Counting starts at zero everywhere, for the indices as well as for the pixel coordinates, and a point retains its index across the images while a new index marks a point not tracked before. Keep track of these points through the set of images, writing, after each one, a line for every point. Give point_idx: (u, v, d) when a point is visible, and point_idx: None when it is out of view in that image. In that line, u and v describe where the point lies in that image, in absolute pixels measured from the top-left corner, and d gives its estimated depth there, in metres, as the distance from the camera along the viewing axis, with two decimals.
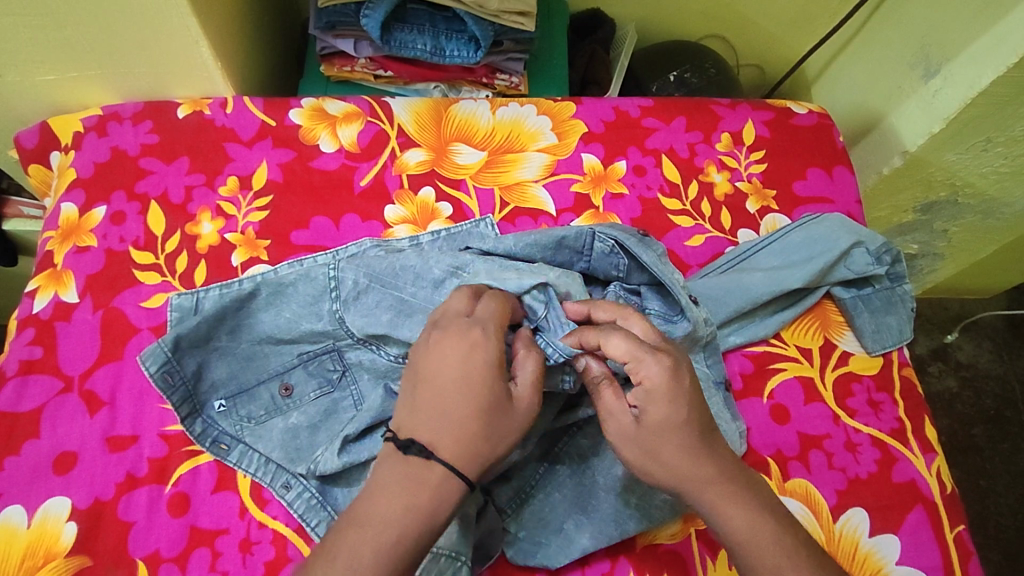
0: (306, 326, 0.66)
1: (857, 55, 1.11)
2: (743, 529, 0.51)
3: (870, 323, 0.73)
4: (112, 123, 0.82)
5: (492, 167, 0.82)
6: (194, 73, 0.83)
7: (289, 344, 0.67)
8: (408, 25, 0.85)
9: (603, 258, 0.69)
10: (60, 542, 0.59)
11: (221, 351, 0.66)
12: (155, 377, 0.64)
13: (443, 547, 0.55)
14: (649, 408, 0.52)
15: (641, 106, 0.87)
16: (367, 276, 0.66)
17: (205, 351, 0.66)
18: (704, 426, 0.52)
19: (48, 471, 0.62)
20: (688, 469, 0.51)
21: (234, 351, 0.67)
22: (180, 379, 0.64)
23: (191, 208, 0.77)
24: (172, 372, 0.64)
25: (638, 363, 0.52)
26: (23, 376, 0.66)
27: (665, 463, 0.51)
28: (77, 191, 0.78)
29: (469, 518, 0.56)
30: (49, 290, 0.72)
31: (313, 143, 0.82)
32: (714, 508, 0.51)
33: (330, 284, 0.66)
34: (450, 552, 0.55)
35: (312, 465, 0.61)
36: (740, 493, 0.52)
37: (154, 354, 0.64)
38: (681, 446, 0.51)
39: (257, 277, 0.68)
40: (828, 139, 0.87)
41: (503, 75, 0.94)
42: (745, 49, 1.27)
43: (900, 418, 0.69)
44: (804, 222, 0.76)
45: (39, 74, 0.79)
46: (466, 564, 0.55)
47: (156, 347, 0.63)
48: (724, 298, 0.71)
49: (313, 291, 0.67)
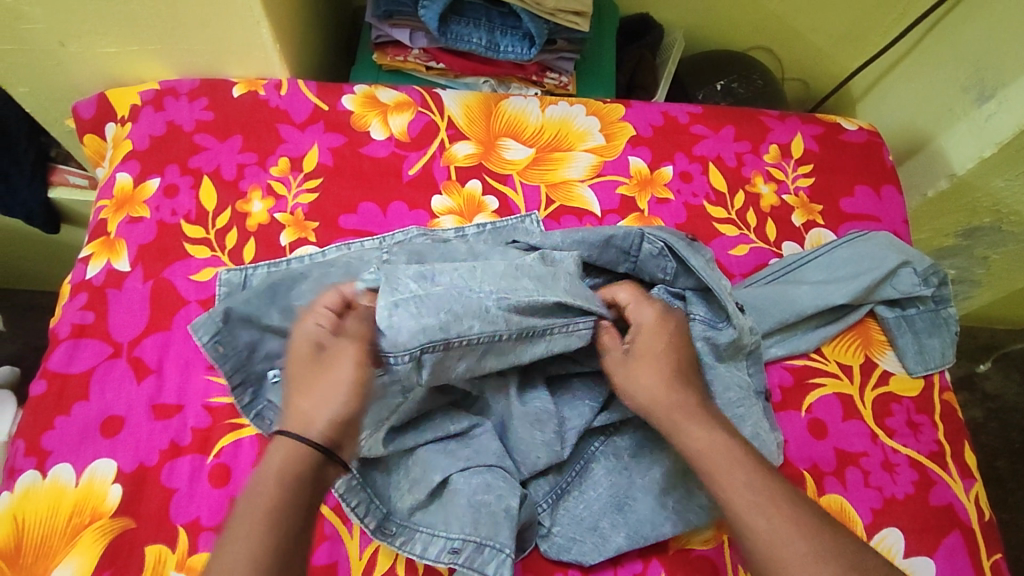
0: None
1: (907, 75, 1.10)
2: (701, 441, 0.53)
3: (913, 343, 0.72)
4: (168, 98, 0.83)
5: (539, 165, 0.82)
6: (251, 54, 0.84)
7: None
8: (464, 18, 0.86)
9: (650, 260, 0.69)
10: (105, 504, 0.60)
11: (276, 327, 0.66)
12: (206, 346, 0.65)
13: (487, 539, 0.55)
14: (637, 339, 0.59)
15: (690, 113, 0.87)
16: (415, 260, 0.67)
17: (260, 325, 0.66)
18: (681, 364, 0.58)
19: (95, 434, 0.63)
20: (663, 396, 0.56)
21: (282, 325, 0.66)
22: (234, 349, 0.65)
23: (243, 185, 0.78)
24: (220, 343, 0.65)
25: (635, 307, 0.61)
26: (74, 340, 0.68)
27: (645, 385, 0.57)
28: (132, 161, 0.79)
29: (511, 511, 0.57)
30: (102, 258, 0.73)
31: (364, 129, 0.83)
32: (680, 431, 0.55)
33: (386, 267, 0.68)
34: (494, 544, 0.55)
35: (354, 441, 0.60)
36: (699, 413, 0.55)
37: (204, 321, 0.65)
38: (661, 373, 0.57)
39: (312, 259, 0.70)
40: (877, 157, 0.87)
41: (553, 73, 0.94)
42: (792, 62, 1.26)
43: (939, 441, 0.68)
44: (851, 239, 0.76)
45: (102, 46, 0.81)
46: (511, 557, 0.55)
47: (214, 315, 0.64)
48: (769, 309, 0.71)
49: (370, 273, 0.68)
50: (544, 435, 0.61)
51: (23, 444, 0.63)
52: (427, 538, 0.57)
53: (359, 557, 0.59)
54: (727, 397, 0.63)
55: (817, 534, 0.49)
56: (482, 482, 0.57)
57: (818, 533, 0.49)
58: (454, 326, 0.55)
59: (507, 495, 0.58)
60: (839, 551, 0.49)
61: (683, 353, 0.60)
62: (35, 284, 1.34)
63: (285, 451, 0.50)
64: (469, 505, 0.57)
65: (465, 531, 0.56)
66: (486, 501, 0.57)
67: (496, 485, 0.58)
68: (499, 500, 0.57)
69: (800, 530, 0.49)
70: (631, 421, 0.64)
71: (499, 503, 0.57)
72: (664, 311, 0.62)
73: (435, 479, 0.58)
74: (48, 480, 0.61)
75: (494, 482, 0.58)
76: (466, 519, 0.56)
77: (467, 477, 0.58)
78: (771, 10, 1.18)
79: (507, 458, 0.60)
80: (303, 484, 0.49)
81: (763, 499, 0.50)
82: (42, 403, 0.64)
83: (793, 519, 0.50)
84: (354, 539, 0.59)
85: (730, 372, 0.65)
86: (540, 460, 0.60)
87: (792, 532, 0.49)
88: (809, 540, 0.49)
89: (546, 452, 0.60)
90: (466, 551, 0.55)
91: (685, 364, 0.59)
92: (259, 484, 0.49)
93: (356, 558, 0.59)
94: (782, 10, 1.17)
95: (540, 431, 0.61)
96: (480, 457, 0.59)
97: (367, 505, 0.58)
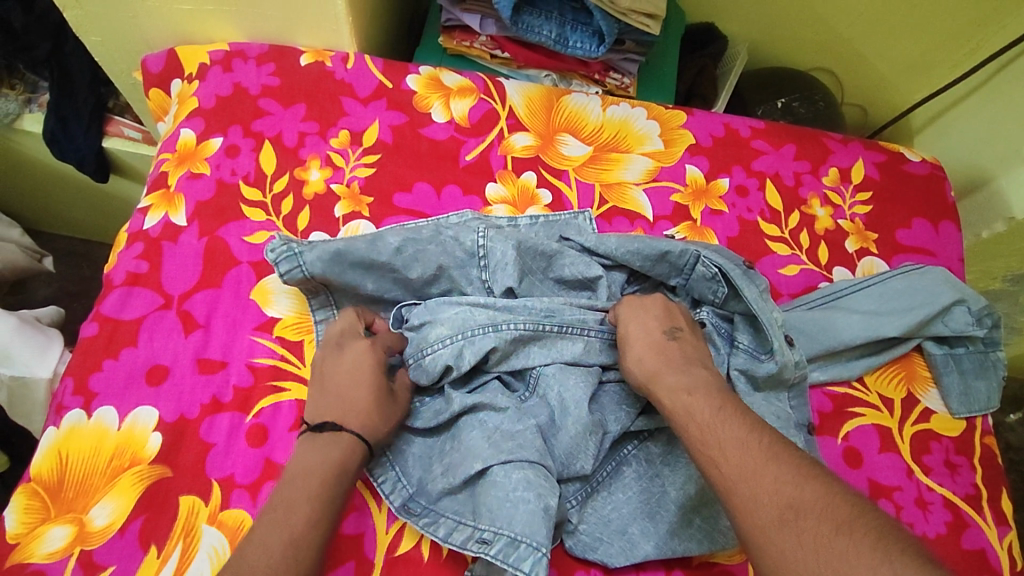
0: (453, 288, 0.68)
1: (971, 112, 1.09)
2: (670, 404, 0.53)
3: (958, 384, 0.71)
4: (237, 60, 0.84)
5: (596, 164, 0.82)
6: (323, 25, 0.84)
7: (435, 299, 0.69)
8: (537, 9, 0.86)
9: (701, 281, 0.68)
10: (145, 450, 0.61)
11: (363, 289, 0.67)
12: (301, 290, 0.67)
13: (521, 536, 0.54)
14: (620, 330, 0.61)
15: (752, 127, 0.87)
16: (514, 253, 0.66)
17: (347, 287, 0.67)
18: (660, 339, 0.59)
19: (140, 380, 0.64)
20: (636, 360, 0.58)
21: (377, 291, 0.67)
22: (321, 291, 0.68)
23: (302, 153, 0.79)
24: (311, 287, 0.66)
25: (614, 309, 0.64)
26: (128, 287, 0.69)
27: (638, 358, 0.58)
28: (197, 119, 0.80)
29: (551, 512, 0.56)
30: (160, 210, 0.74)
31: (425, 111, 0.83)
32: (664, 394, 0.54)
33: (478, 250, 0.67)
34: (530, 543, 0.54)
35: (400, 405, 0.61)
36: (670, 380, 0.55)
37: (295, 274, 0.64)
38: (642, 348, 0.58)
39: (397, 226, 0.70)
40: (938, 192, 0.85)
41: (616, 74, 0.94)
42: (853, 87, 1.24)
43: (976, 485, 0.67)
44: (906, 271, 0.75)
45: (178, 2, 0.82)
46: (546, 558, 0.53)
47: (300, 270, 0.63)
48: (817, 335, 0.70)
49: (460, 254, 0.67)
50: (590, 449, 0.60)
51: (71, 382, 0.64)
52: (453, 524, 0.58)
53: (385, 531, 0.59)
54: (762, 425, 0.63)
55: (759, 474, 0.46)
56: (522, 479, 0.56)
57: (762, 471, 0.46)
58: (442, 319, 0.62)
59: (548, 495, 0.56)
60: (779, 486, 0.45)
61: (654, 324, 0.60)
62: (72, 230, 1.37)
63: (342, 443, 0.54)
64: (505, 499, 0.56)
65: (499, 524, 0.55)
66: (525, 499, 0.55)
67: (536, 484, 0.56)
68: (538, 499, 0.55)
69: (740, 472, 0.46)
70: (663, 429, 0.64)
71: (537, 502, 0.55)
72: (637, 298, 0.63)
73: (475, 467, 0.57)
74: (92, 421, 0.62)
75: (535, 479, 0.56)
76: (500, 513, 0.56)
77: (508, 471, 0.57)
78: (838, 33, 1.16)
79: (553, 463, 0.59)
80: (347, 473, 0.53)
81: (708, 436, 0.49)
82: (92, 345, 0.66)
83: (742, 469, 0.46)
84: (381, 514, 0.60)
85: (766, 402, 0.65)
86: (586, 466, 0.59)
87: (741, 479, 0.46)
88: (750, 481, 0.45)
89: (589, 459, 0.59)
90: (499, 544, 0.55)
91: (659, 329, 0.59)
92: (309, 472, 0.52)
93: (381, 533, 0.59)
94: (850, 33, 1.16)
95: (587, 439, 0.60)
96: (523, 451, 0.57)
97: (394, 483, 0.60)
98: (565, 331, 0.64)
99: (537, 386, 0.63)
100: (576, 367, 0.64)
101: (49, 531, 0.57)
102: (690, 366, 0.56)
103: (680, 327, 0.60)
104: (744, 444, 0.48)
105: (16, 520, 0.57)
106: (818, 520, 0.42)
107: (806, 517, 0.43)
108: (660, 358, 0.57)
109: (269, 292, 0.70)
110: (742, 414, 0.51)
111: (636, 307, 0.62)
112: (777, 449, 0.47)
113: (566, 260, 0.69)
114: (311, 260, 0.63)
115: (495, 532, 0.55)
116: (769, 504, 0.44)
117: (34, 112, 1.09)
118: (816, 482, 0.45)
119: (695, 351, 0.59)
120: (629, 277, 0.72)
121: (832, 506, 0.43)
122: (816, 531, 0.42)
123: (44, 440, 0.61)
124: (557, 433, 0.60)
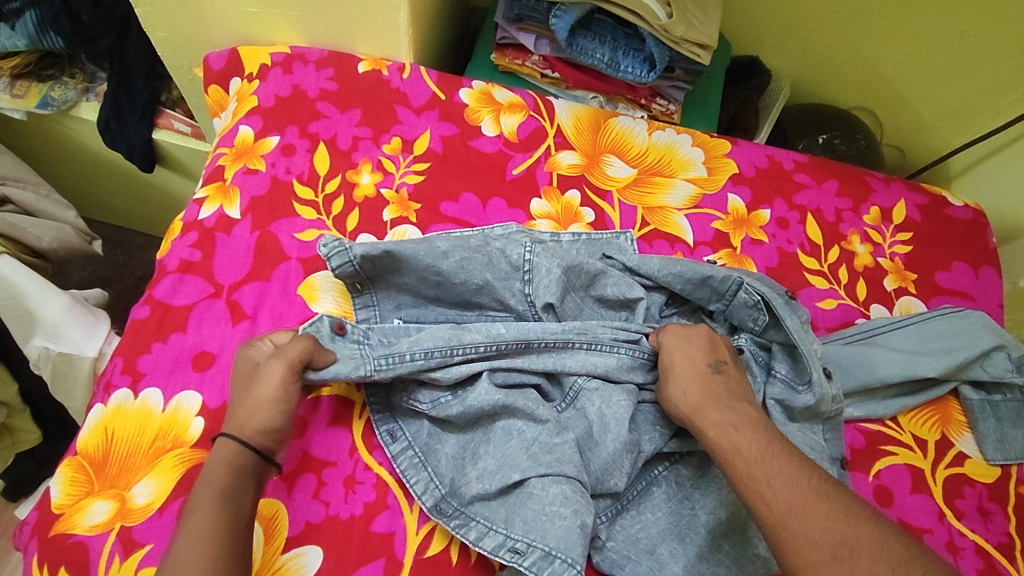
0: (495, 298, 0.68)
1: (1014, 160, 1.09)
2: (715, 438, 0.54)
3: (995, 430, 0.71)
4: (297, 63, 0.87)
5: (640, 186, 0.83)
6: (383, 35, 0.87)
7: (473, 309, 0.70)
8: (591, 33, 0.88)
9: (742, 308, 0.69)
10: (187, 433, 0.62)
11: (404, 288, 0.69)
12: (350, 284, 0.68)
13: (557, 551, 0.55)
14: (664, 360, 0.62)
15: (796, 160, 0.88)
16: (560, 271, 0.66)
17: (390, 285, 0.68)
18: (703, 373, 0.60)
19: (186, 365, 0.66)
20: (668, 392, 0.60)
21: (422, 290, 0.69)
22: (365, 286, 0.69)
23: (355, 157, 0.81)
24: (359, 281, 0.68)
25: (657, 334, 0.66)
26: (180, 274, 0.71)
27: (680, 389, 0.59)
28: (256, 117, 0.83)
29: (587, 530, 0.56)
30: (215, 202, 0.76)
31: (476, 124, 0.85)
32: (710, 427, 0.55)
33: (523, 265, 0.67)
34: (565, 558, 0.54)
35: (437, 409, 0.62)
36: (716, 414, 0.56)
37: (346, 267, 0.66)
38: (683, 380, 0.60)
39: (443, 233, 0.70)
40: (980, 237, 0.86)
41: (662, 100, 0.96)
42: (893, 128, 1.25)
43: (1010, 534, 0.67)
44: (946, 313, 0.76)
45: (246, 5, 0.85)
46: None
47: (350, 259, 0.65)
48: (853, 370, 0.70)
49: (505, 266, 0.68)
50: (624, 468, 0.60)
51: (120, 362, 0.66)
52: (484, 528, 0.58)
53: (415, 532, 0.59)
54: None
55: (809, 511, 0.47)
56: (560, 493, 0.57)
57: (812, 508, 0.47)
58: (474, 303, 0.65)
59: (584, 511, 0.56)
60: (831, 524, 0.46)
61: (699, 357, 0.61)
62: (112, 217, 1.40)
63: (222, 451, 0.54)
64: (542, 512, 0.56)
65: (533, 536, 0.56)
66: (562, 514, 0.56)
67: (573, 499, 0.56)
68: (574, 515, 0.56)
69: (790, 508, 0.47)
70: (697, 452, 0.65)
71: (574, 518, 0.56)
72: (680, 328, 0.65)
73: (513, 477, 0.58)
74: (139, 401, 0.64)
75: (572, 494, 0.57)
76: (534, 527, 0.56)
77: (546, 484, 0.57)
78: (882, 73, 1.17)
79: (589, 474, 0.60)
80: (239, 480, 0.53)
81: (758, 472, 0.50)
82: (142, 327, 0.68)
83: (791, 503, 0.47)
84: (413, 515, 0.60)
85: (801, 433, 0.65)
86: (619, 483, 0.60)
87: (790, 513, 0.47)
88: (801, 516, 0.47)
89: (623, 477, 0.60)
90: (535, 557, 0.55)
91: (703, 361, 0.61)
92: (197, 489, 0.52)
93: (411, 533, 0.59)
94: (894, 74, 1.16)
95: (623, 457, 0.60)
96: (562, 466, 0.58)
97: (426, 484, 0.60)
98: (600, 340, 0.66)
99: (575, 399, 0.64)
100: (616, 384, 0.64)
101: (92, 505, 0.59)
102: (735, 401, 0.57)
103: (723, 361, 0.62)
104: (794, 480, 0.49)
105: (61, 491, 0.59)
106: (871, 559, 0.44)
107: (859, 557, 0.44)
108: (705, 392, 0.58)
109: (315, 289, 0.71)
110: (790, 451, 0.52)
111: (680, 337, 0.64)
112: (827, 487, 0.48)
113: (608, 280, 0.70)
114: (361, 254, 0.65)
115: (529, 544, 0.56)
116: (822, 541, 0.45)
117: (90, 100, 1.13)
118: (867, 521, 0.46)
119: (738, 386, 0.60)
120: (667, 299, 0.73)
121: (885, 549, 0.44)
122: (870, 570, 0.43)
123: (91, 416, 0.63)
124: (595, 449, 0.61)
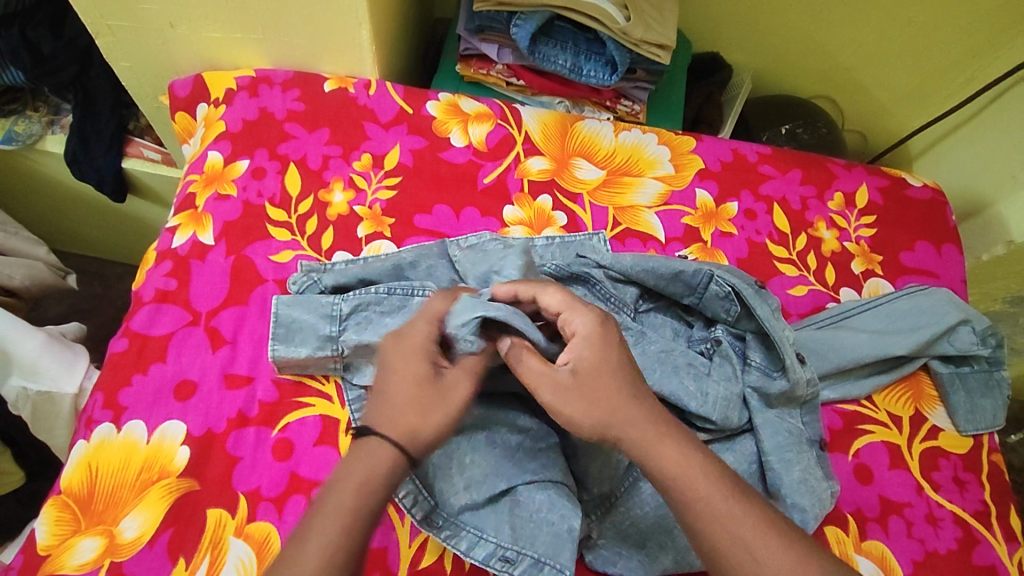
0: None
1: (970, 138, 1.13)
2: (673, 468, 0.50)
3: (965, 402, 0.73)
4: (262, 85, 0.87)
5: (609, 187, 0.85)
6: (346, 53, 0.88)
7: None
8: (553, 40, 0.90)
9: (715, 300, 0.71)
10: (173, 463, 0.62)
11: None
12: None
13: (545, 558, 0.57)
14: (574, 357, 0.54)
15: (759, 152, 0.90)
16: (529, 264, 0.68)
17: None
18: (632, 384, 0.53)
19: (169, 395, 0.66)
20: (561, 406, 0.52)
21: None
22: None
23: (326, 175, 0.82)
24: None
25: (568, 313, 0.56)
26: (156, 304, 0.71)
27: (598, 400, 0.52)
28: (224, 142, 0.83)
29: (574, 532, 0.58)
30: (188, 230, 0.76)
31: (445, 135, 0.86)
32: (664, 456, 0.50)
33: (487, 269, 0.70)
34: (554, 565, 0.57)
35: None
36: (673, 439, 0.51)
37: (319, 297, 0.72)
38: (612, 387, 0.52)
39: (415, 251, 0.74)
40: (940, 215, 0.89)
41: (627, 101, 0.98)
42: (854, 114, 1.28)
43: (985, 501, 0.69)
44: (911, 292, 0.78)
45: (207, 30, 0.85)
46: None
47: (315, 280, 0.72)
48: (827, 353, 0.72)
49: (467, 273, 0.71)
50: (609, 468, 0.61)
51: (101, 397, 0.66)
52: (474, 538, 0.58)
53: (408, 545, 0.60)
54: (776, 441, 0.64)
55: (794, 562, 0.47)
56: (545, 500, 0.59)
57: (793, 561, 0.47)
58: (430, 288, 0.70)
59: (571, 515, 0.58)
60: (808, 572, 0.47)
61: (619, 361, 0.54)
62: (84, 249, 1.39)
63: (377, 450, 0.49)
64: (531, 519, 0.58)
65: (523, 544, 0.58)
66: (549, 520, 0.58)
67: (562, 504, 0.59)
68: (562, 520, 0.58)
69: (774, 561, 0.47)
70: None
71: (562, 523, 0.58)
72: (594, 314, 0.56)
73: (501, 487, 0.59)
74: (122, 434, 0.63)
75: (559, 499, 0.59)
76: (524, 535, 0.58)
77: (532, 491, 0.59)
78: (840, 62, 1.20)
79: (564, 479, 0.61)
80: (379, 485, 0.48)
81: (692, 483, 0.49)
82: (121, 360, 0.68)
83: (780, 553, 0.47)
84: (404, 528, 0.61)
85: (779, 418, 0.66)
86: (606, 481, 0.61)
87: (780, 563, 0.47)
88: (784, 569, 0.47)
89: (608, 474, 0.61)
90: (524, 564, 0.57)
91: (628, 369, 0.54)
92: (340, 484, 0.47)
93: (404, 547, 0.60)
94: (850, 62, 1.19)
95: (609, 456, 0.61)
96: (547, 472, 0.60)
97: (415, 497, 0.59)
98: None
99: None
100: None
101: (80, 542, 0.58)
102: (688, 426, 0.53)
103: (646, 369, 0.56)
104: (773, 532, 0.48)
105: (47, 532, 0.59)
106: None
107: None
108: (641, 409, 0.52)
109: None
110: None
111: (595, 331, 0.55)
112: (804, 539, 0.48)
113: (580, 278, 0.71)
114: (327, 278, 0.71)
115: (519, 552, 0.58)
116: None
117: (56, 134, 1.12)
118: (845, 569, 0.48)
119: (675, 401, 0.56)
120: (642, 293, 0.74)
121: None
122: None
123: (75, 453, 0.63)
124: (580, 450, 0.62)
